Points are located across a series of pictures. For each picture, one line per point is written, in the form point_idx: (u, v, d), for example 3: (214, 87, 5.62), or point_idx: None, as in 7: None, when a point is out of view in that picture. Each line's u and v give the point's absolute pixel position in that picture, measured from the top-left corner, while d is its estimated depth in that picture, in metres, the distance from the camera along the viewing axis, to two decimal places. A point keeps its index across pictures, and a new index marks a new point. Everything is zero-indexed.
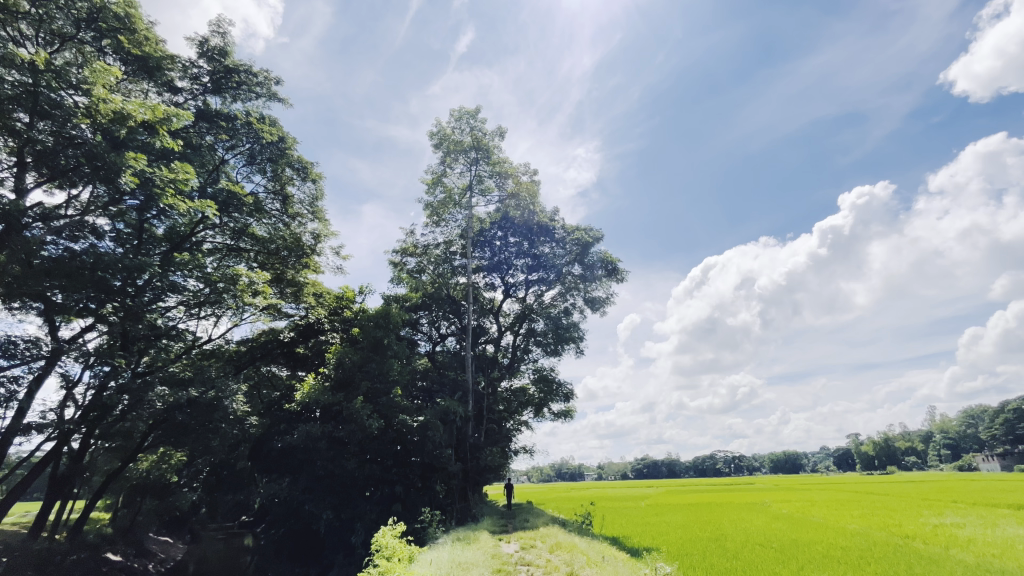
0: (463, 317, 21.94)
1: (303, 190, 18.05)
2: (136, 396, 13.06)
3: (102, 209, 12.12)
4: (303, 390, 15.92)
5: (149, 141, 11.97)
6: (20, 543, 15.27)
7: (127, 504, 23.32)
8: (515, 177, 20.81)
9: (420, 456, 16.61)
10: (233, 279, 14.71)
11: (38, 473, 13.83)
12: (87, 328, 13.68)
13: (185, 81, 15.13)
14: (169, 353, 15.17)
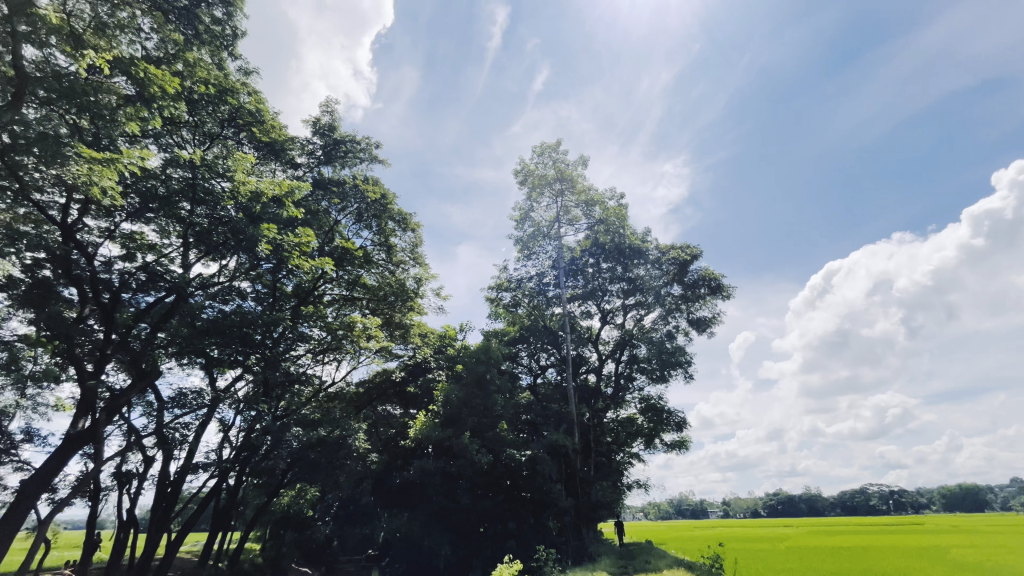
0: (562, 348, 21.76)
1: (405, 238, 19.49)
2: (276, 437, 14.40)
3: (245, 272, 14.12)
4: (417, 426, 16.78)
5: (278, 213, 13.84)
6: (194, 568, 17.49)
7: (273, 535, 25.73)
8: (603, 204, 20.60)
9: (531, 491, 16.41)
10: (349, 326, 16.10)
11: (205, 508, 15.83)
12: (236, 377, 15.79)
13: (303, 157, 17.37)
14: (302, 397, 16.78)
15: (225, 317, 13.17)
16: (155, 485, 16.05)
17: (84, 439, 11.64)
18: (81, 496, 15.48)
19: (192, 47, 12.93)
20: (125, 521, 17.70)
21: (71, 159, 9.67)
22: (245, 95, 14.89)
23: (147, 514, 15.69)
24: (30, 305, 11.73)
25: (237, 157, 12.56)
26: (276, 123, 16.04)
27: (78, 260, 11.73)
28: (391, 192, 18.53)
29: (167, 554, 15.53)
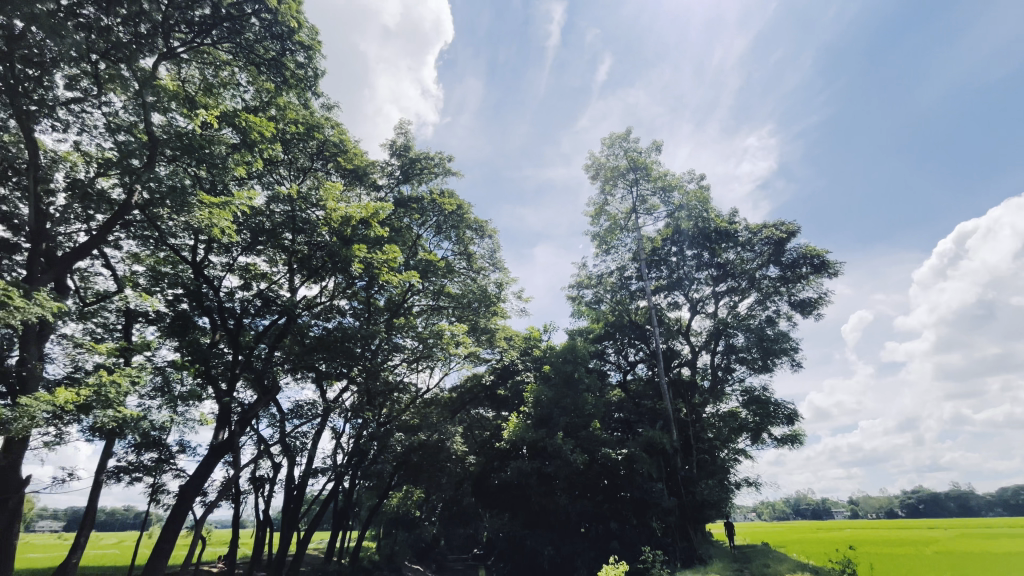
0: (651, 342, 20.99)
1: (483, 245, 19.95)
2: (382, 442, 15.34)
3: (343, 291, 15.28)
4: (510, 429, 17.08)
5: (366, 233, 14.66)
6: (321, 564, 19.19)
7: (387, 534, 27.52)
8: (682, 188, 19.59)
9: (630, 490, 15.98)
10: (438, 334, 16.71)
11: (326, 509, 17.29)
12: (343, 388, 17.14)
13: (384, 179, 18.47)
14: (402, 403, 17.83)
15: (331, 334, 14.55)
16: (283, 488, 17.89)
17: (225, 448, 13.31)
18: (226, 499, 17.65)
19: (281, 92, 14.32)
20: (262, 521, 19.87)
21: (195, 207, 11.18)
22: (331, 128, 16.19)
23: (279, 514, 17.50)
24: (175, 334, 13.69)
25: (327, 187, 13.68)
26: (358, 151, 17.29)
27: (207, 292, 13.46)
28: (466, 202, 19.08)
29: (298, 550, 17.20)
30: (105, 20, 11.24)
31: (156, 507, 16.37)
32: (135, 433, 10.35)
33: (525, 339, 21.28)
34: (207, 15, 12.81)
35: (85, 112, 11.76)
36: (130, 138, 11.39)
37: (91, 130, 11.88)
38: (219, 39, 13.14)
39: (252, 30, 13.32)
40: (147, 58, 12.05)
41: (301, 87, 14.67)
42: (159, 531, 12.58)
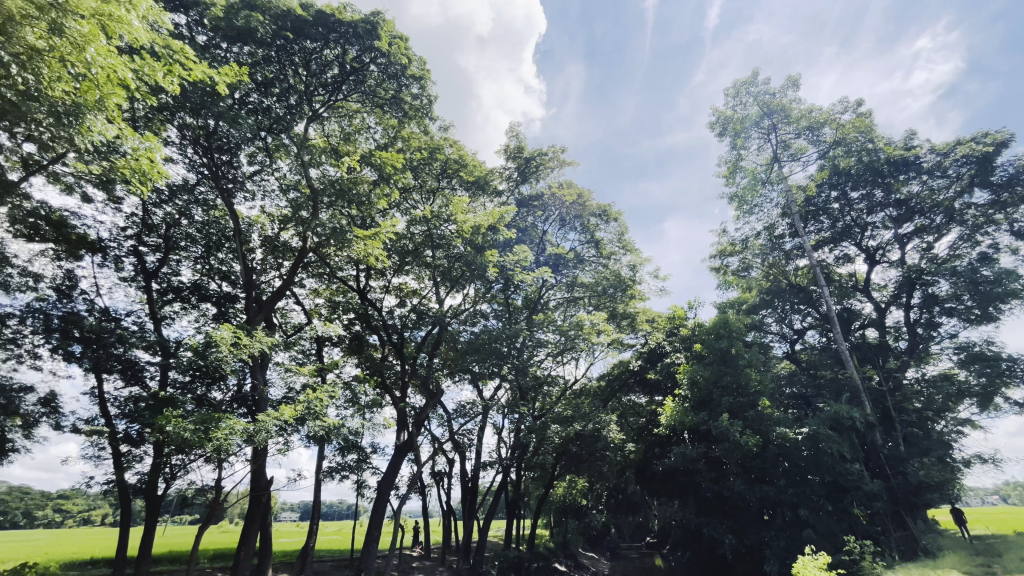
0: (821, 305, 18.29)
1: (610, 229, 19.38)
2: (540, 434, 15.95)
3: (484, 296, 16.25)
4: (669, 414, 16.34)
5: (496, 238, 15.32)
6: (502, 549, 20.57)
7: (558, 522, 28.45)
8: (834, 122, 16.80)
9: (819, 474, 14.17)
10: (579, 325, 16.72)
11: (499, 500, 18.47)
12: (497, 387, 18.22)
13: (504, 183, 19.00)
14: (553, 396, 18.38)
15: (479, 338, 15.20)
16: (460, 481, 19.71)
17: (407, 447, 15.11)
18: (414, 491, 20.00)
19: (404, 124, 15.80)
20: (447, 511, 22.05)
21: (353, 241, 12.87)
22: (449, 146, 16.71)
23: (460, 504, 19.22)
24: (355, 352, 16.02)
25: (456, 201, 14.69)
26: (475, 159, 17.25)
27: (373, 314, 15.45)
28: (586, 189, 18.72)
29: (481, 537, 18.71)
30: (266, 102, 13.70)
31: (363, 500, 19.21)
32: (339, 438, 12.24)
33: (669, 319, 20.18)
34: (336, 74, 14.72)
35: (264, 180, 14.35)
36: (298, 194, 13.67)
37: (270, 194, 14.47)
38: (349, 92, 15.01)
39: (372, 77, 14.96)
40: (301, 124, 14.24)
41: (420, 116, 15.95)
42: (368, 520, 14.73)
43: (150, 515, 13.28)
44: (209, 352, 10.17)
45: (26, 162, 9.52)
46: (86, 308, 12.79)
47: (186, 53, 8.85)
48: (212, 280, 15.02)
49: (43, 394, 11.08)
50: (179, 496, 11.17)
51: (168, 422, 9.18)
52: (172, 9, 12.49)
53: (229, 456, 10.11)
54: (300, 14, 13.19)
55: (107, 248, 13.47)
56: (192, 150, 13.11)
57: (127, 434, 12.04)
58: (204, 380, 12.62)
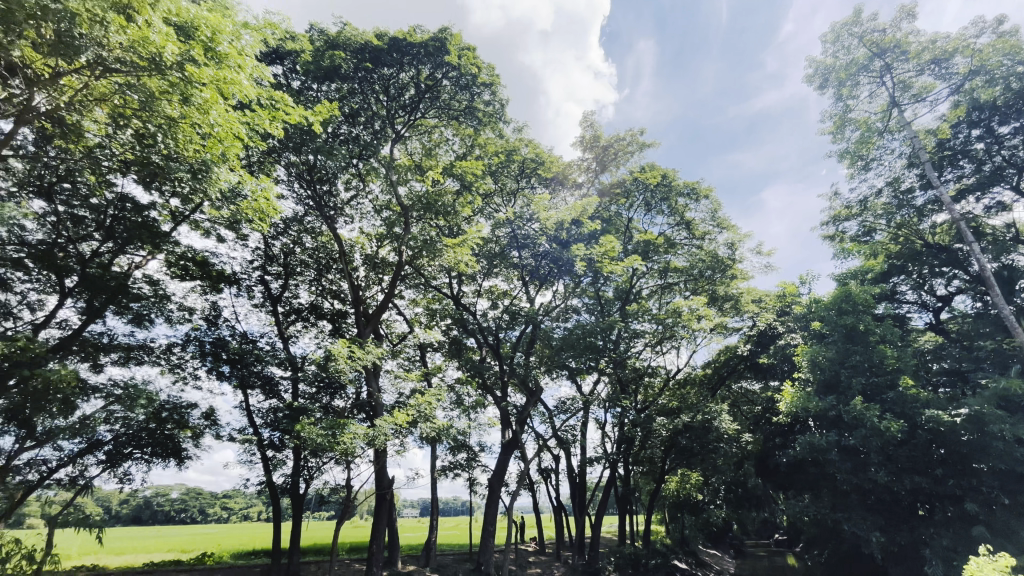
0: (971, 264, 15.61)
1: (701, 208, 18.23)
2: (646, 427, 15.50)
3: (574, 291, 16.14)
4: (789, 401, 14.97)
5: (581, 232, 15.08)
6: (617, 546, 20.24)
7: (673, 518, 27.36)
8: (967, 48, 14.27)
9: (987, 462, 12.10)
10: (677, 312, 15.89)
11: (608, 496, 18.20)
12: (596, 381, 18.00)
13: (583, 175, 18.67)
14: (655, 388, 17.74)
15: (572, 333, 15.15)
16: (567, 477, 19.77)
17: (513, 445, 15.47)
18: (524, 487, 20.41)
19: (480, 132, 16.31)
20: (557, 507, 22.20)
21: (443, 251, 13.44)
22: (525, 146, 16.80)
23: (570, 500, 19.25)
24: (455, 356, 16.74)
25: (537, 199, 14.72)
26: (553, 155, 17.14)
27: (469, 318, 16.07)
28: (670, 169, 17.72)
29: (594, 533, 18.56)
30: (354, 131, 14.79)
31: (476, 497, 20.00)
32: (449, 439, 12.85)
33: (779, 297, 18.51)
34: (413, 94, 15.51)
35: (360, 203, 15.54)
36: (390, 212, 14.62)
37: (366, 215, 15.62)
38: (426, 109, 15.73)
39: (446, 91, 15.52)
40: (386, 147, 15.20)
41: (493, 121, 16.23)
42: (483, 516, 15.28)
43: (296, 512, 14.97)
44: (330, 364, 11.23)
45: (174, 214, 11.40)
46: (229, 333, 14.78)
47: (287, 101, 9.88)
48: (325, 299, 16.57)
49: (205, 409, 12.98)
50: (317, 496, 12.45)
51: (302, 429, 10.27)
52: (271, 62, 14.00)
53: (355, 459, 11.05)
54: (376, 45, 14.11)
55: (241, 280, 15.44)
56: (298, 185, 14.61)
57: (271, 441, 13.71)
58: (329, 390, 13.98)
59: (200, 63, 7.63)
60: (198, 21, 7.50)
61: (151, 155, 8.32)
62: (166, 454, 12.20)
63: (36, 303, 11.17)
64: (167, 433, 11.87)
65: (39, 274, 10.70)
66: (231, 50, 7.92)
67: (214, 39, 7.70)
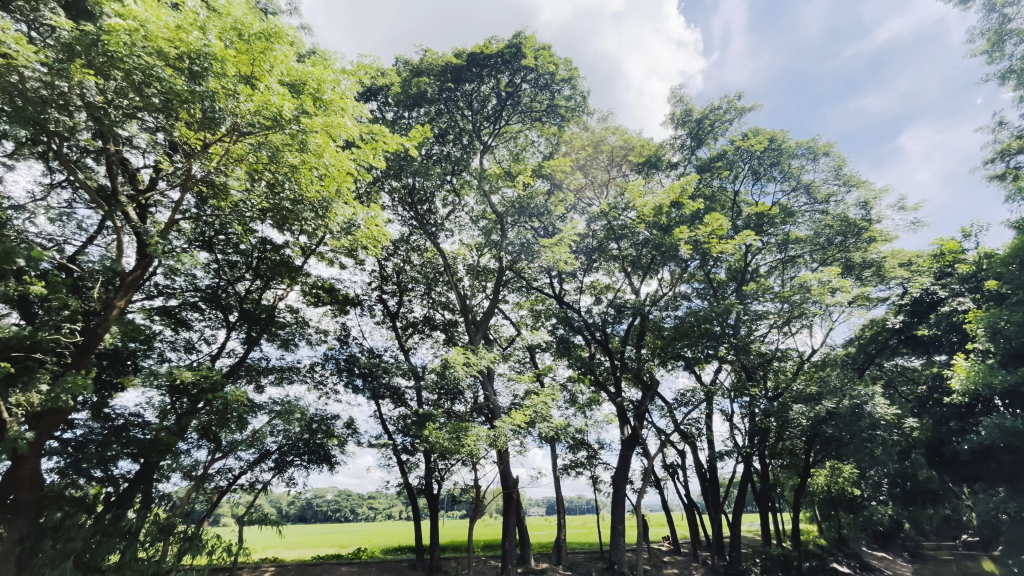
0: None
1: (821, 167, 16.21)
2: (781, 417, 14.14)
3: (682, 277, 15.25)
4: (963, 377, 12.65)
5: (682, 214, 14.26)
6: (762, 546, 18.67)
7: (827, 516, 24.54)
8: None
9: None
10: (804, 287, 14.25)
11: (745, 491, 16.87)
12: (717, 369, 16.87)
13: (678, 154, 17.57)
14: (788, 373, 16.08)
15: (685, 321, 14.20)
16: (696, 472, 18.73)
17: (633, 441, 15.07)
18: (650, 485, 19.73)
19: (564, 129, 15.89)
20: (689, 505, 21.11)
21: (541, 252, 13.54)
22: (613, 134, 16.31)
23: (701, 497, 18.20)
24: (564, 355, 16.74)
25: (631, 187, 14.20)
26: (643, 138, 16.32)
27: (573, 316, 16.03)
28: (778, 131, 16.02)
29: (733, 532, 17.34)
30: (445, 149, 15.56)
31: (601, 495, 19.77)
32: (567, 438, 12.88)
33: (934, 257, 15.82)
34: (495, 104, 15.89)
35: (457, 217, 16.28)
36: (487, 221, 15.14)
37: (465, 227, 16.31)
38: (510, 116, 15.99)
39: (526, 94, 15.66)
40: (476, 159, 15.75)
41: (577, 115, 15.88)
42: (610, 514, 15.05)
43: (432, 511, 16.05)
44: (448, 371, 11.89)
45: (304, 249, 12.93)
46: (359, 350, 16.33)
47: (385, 133, 10.65)
48: (437, 310, 17.57)
49: (346, 419, 14.48)
50: (449, 496, 13.23)
51: (430, 434, 10.99)
52: (367, 100, 15.29)
53: (480, 460, 11.55)
54: (455, 63, 14.71)
55: (363, 301, 17.01)
56: (402, 208, 15.78)
57: (404, 445, 14.87)
58: (449, 395, 14.79)
59: (311, 113, 8.53)
60: (305, 77, 8.41)
61: (282, 200, 9.53)
62: (320, 460, 13.98)
63: (210, 337, 13.41)
64: (318, 442, 13.45)
65: (210, 313, 12.85)
66: (335, 96, 8.73)
67: (320, 89, 8.56)
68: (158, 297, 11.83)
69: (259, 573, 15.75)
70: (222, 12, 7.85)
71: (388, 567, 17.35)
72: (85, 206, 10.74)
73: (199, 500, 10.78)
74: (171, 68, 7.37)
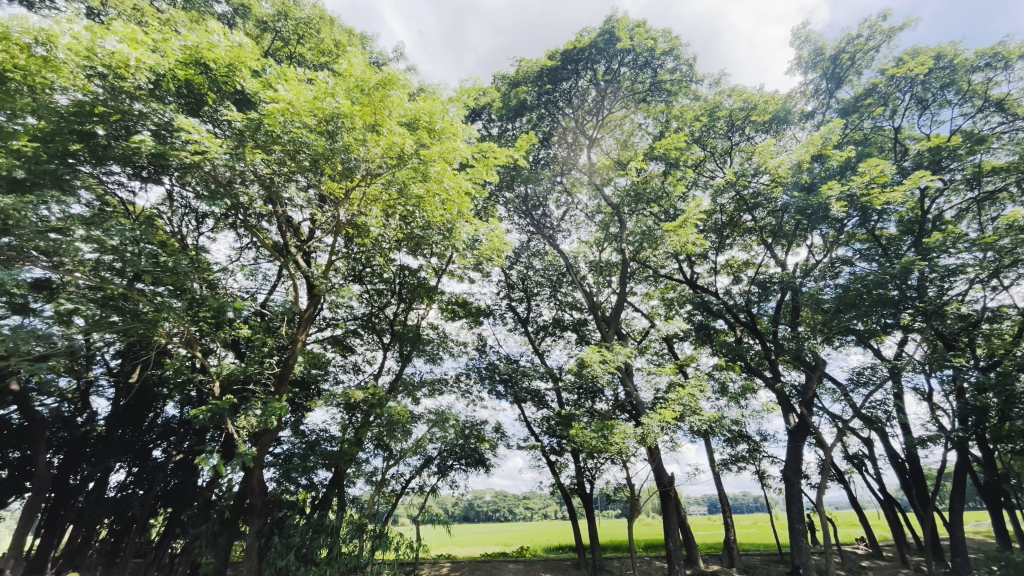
0: None
1: (1017, 74, 12.87)
2: (1004, 391, 11.41)
3: (838, 240, 13.26)
4: None
5: (827, 168, 12.42)
6: (999, 550, 15.18)
7: None
8: None
9: None
10: (1015, 227, 11.36)
11: (964, 484, 13.92)
12: (901, 340, 14.27)
13: (812, 102, 15.37)
14: (1006, 336, 12.94)
15: (849, 289, 12.28)
16: (890, 463, 16.04)
17: (803, 430, 13.45)
18: (832, 479, 17.36)
19: (672, 104, 14.98)
20: (887, 501, 18.07)
21: (665, 237, 12.80)
22: (729, 97, 14.89)
23: (903, 493, 15.45)
24: (706, 342, 15.66)
25: (759, 149, 12.85)
26: (766, 94, 14.65)
27: (711, 299, 14.92)
28: (946, 44, 13.14)
29: (953, 533, 14.41)
30: (552, 151, 15.68)
31: (771, 491, 17.92)
32: (723, 431, 11.96)
33: None
34: (595, 95, 15.60)
35: (573, 216, 16.24)
36: (603, 215, 14.94)
37: (582, 224, 16.20)
38: (612, 104, 15.55)
39: (626, 77, 15.09)
40: (582, 154, 15.59)
41: (684, 86, 14.85)
42: (786, 513, 13.55)
43: (588, 511, 16.06)
44: (585, 371, 11.90)
45: (436, 270, 14.00)
46: (497, 357, 17.12)
47: (494, 149, 11.08)
48: (565, 311, 17.60)
49: (494, 424, 15.24)
50: (603, 495, 13.12)
51: (576, 434, 11.04)
52: (473, 121, 16.12)
53: (630, 458, 11.25)
54: (550, 65, 14.79)
55: (494, 311, 17.82)
56: (518, 217, 16.34)
57: (551, 446, 15.16)
58: (589, 394, 14.74)
59: (428, 144, 9.22)
60: (419, 113, 9.12)
61: (414, 228, 10.48)
62: (476, 463, 14.90)
63: (370, 358, 15.18)
64: (473, 446, 14.37)
65: (368, 337, 14.58)
66: (446, 124, 9.33)
67: (432, 121, 9.20)
68: (327, 329, 13.76)
69: (437, 568, 17.28)
70: (345, 73, 8.85)
71: (552, 565, 17.77)
72: (266, 259, 12.96)
73: (381, 503, 12.25)
74: (314, 133, 8.56)
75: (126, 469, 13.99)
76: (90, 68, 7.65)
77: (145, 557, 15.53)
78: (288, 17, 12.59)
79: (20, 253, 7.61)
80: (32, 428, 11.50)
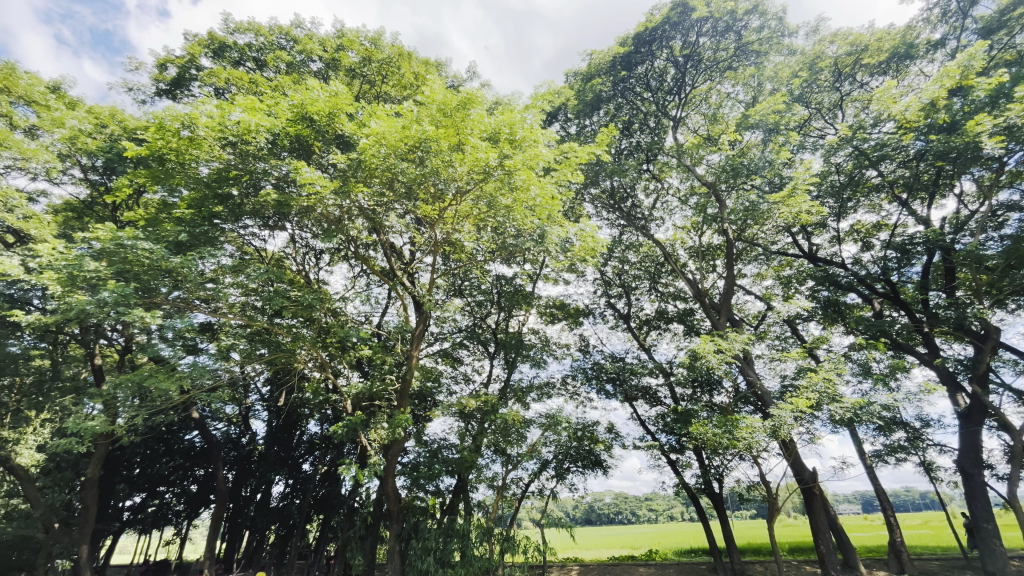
0: None
1: None
2: None
3: (998, 182, 11.10)
4: None
5: (970, 100, 10.52)
6: None
7: None
8: None
9: None
10: None
11: None
12: None
13: (940, 28, 13.12)
14: None
15: (1021, 239, 10.21)
16: None
17: (978, 409, 11.42)
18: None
19: (763, 65, 13.65)
20: None
21: (772, 210, 11.69)
22: (831, 43, 13.26)
23: None
24: (838, 320, 13.95)
25: (877, 95, 11.38)
26: (877, 31, 12.85)
27: (837, 271, 13.31)
28: None
29: None
30: (634, 139, 15.19)
31: (943, 485, 15.36)
32: (872, 418, 10.57)
33: None
34: (675, 73, 14.84)
35: (665, 202, 15.49)
36: (698, 196, 14.10)
37: (676, 209, 15.40)
38: (694, 79, 14.63)
39: (706, 48, 14.16)
40: (668, 137, 14.87)
41: (775, 43, 13.56)
42: (968, 509, 11.52)
43: (719, 511, 14.99)
44: (698, 362, 11.25)
45: (531, 275, 14.18)
46: (601, 357, 16.80)
47: (575, 148, 10.96)
48: (668, 303, 16.80)
49: (607, 424, 14.96)
50: (734, 493, 12.21)
51: (696, 429, 10.44)
52: (550, 124, 16.17)
53: (761, 453, 10.36)
54: (623, 52, 14.39)
55: (593, 309, 17.56)
56: (606, 212, 16.01)
57: (670, 444, 14.51)
58: (705, 387, 13.90)
59: (511, 155, 9.38)
60: (499, 126, 9.32)
61: (506, 238, 10.71)
62: (593, 465, 14.71)
63: (478, 368, 15.76)
64: (587, 448, 14.23)
65: (474, 347, 15.13)
66: (526, 132, 9.40)
67: (512, 131, 9.36)
68: (436, 343, 14.53)
69: (567, 570, 17.39)
70: (428, 99, 9.38)
71: (686, 569, 16.91)
72: (377, 284, 14.11)
73: (505, 507, 12.69)
74: (407, 161, 9.17)
75: (284, 481, 15.97)
76: (224, 139, 8.78)
77: (306, 559, 17.57)
78: (372, 60, 13.71)
79: (189, 303, 9.10)
80: (211, 448, 13.62)
